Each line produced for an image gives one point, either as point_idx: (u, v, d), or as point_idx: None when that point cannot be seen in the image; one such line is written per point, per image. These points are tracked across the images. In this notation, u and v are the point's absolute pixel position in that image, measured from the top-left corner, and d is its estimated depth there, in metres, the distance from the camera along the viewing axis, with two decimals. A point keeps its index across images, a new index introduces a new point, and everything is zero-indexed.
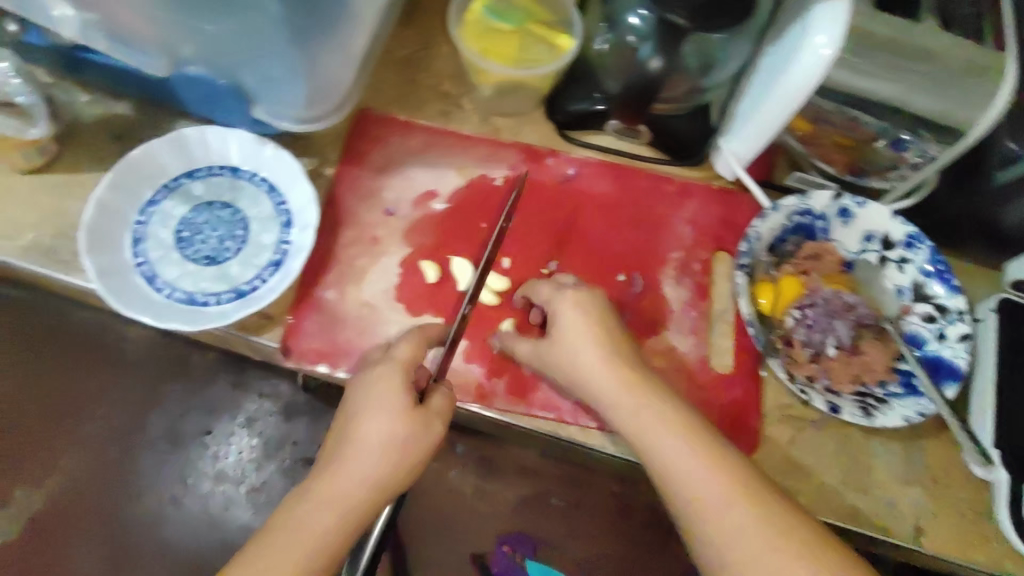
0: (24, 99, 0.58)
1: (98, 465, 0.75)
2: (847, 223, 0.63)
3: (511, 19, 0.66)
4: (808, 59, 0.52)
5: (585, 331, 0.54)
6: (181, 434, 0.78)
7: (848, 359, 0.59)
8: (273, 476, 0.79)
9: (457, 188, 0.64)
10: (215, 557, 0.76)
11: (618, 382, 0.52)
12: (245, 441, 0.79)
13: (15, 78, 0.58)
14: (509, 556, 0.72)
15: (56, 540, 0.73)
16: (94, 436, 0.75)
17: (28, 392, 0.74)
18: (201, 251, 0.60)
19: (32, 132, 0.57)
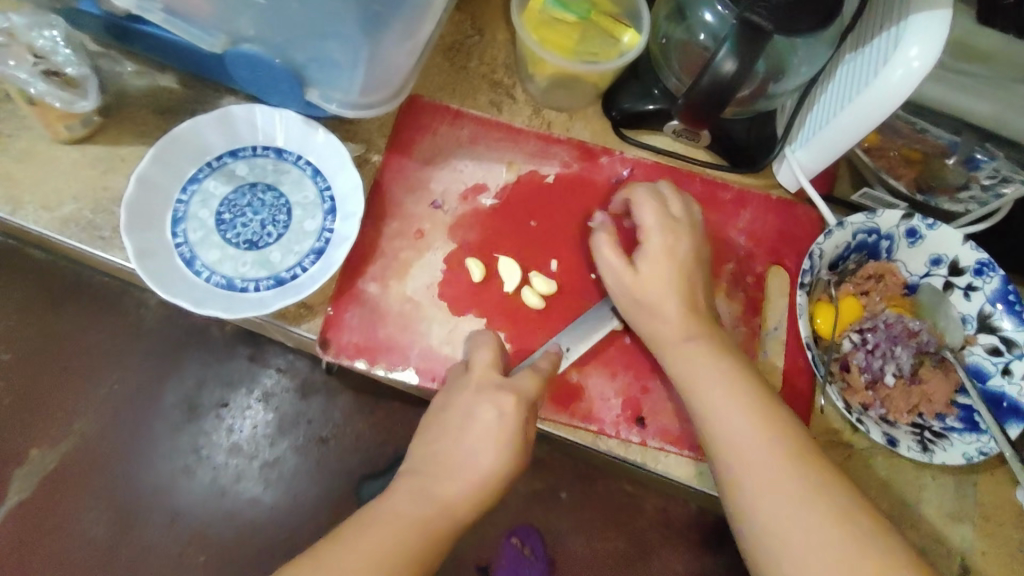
0: (74, 70, 0.55)
1: (110, 425, 0.89)
2: (914, 244, 0.60)
3: (573, 8, 0.62)
4: (899, 72, 0.49)
5: (674, 299, 0.54)
6: (198, 405, 0.91)
7: (907, 388, 0.57)
8: (285, 453, 0.91)
9: (506, 183, 0.62)
10: (221, 521, 0.89)
11: (722, 375, 0.51)
12: (260, 416, 0.91)
13: (65, 48, 0.55)
14: (518, 547, 0.86)
15: (77, 488, 0.88)
16: (111, 398, 0.90)
17: (59, 359, 0.89)
18: (242, 234, 0.58)
19: (79, 104, 0.55)
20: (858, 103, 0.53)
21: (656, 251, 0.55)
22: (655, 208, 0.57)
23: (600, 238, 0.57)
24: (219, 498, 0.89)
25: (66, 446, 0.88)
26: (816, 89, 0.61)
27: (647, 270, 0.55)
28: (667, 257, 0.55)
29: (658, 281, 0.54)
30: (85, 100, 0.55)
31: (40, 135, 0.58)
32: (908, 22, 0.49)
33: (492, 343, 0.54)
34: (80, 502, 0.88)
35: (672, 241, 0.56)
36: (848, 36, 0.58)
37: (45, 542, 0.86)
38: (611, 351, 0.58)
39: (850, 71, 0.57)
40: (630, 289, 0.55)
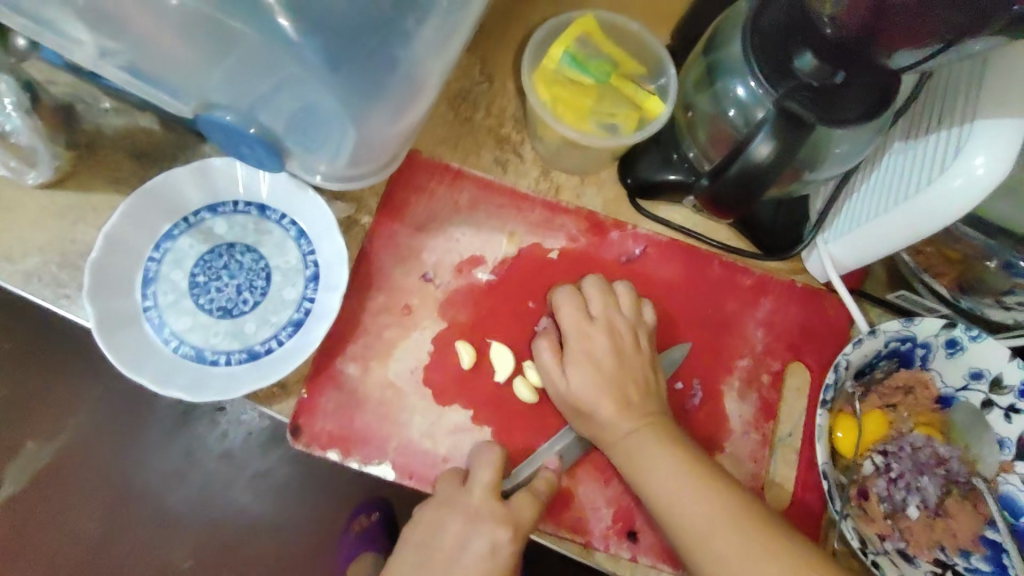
0: (24, 138, 0.52)
1: (102, 427, 0.92)
2: (953, 355, 0.53)
3: (591, 70, 0.56)
4: (959, 182, 0.43)
5: (612, 396, 0.50)
6: (196, 409, 0.94)
7: (930, 521, 0.52)
8: (278, 463, 0.96)
9: (506, 257, 0.57)
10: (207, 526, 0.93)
11: (673, 459, 0.48)
12: (256, 422, 0.96)
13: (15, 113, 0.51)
14: None
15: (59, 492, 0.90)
16: (107, 402, 0.93)
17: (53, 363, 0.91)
18: (216, 300, 0.54)
19: (30, 175, 0.53)
20: (910, 208, 0.47)
21: (573, 355, 0.51)
22: (573, 310, 0.53)
23: (542, 343, 0.52)
24: (206, 505, 0.93)
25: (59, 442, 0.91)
26: (858, 175, 0.55)
27: (574, 378, 0.51)
28: (589, 360, 0.51)
29: (587, 385, 0.50)
30: (36, 172, 0.53)
31: (7, 177, 0.54)
32: (974, 125, 0.43)
33: (490, 459, 0.50)
34: (61, 506, 0.90)
35: (599, 344, 0.52)
36: (899, 122, 0.52)
37: (36, 535, 0.89)
38: (600, 462, 0.52)
39: (900, 164, 0.51)
40: (564, 394, 0.51)
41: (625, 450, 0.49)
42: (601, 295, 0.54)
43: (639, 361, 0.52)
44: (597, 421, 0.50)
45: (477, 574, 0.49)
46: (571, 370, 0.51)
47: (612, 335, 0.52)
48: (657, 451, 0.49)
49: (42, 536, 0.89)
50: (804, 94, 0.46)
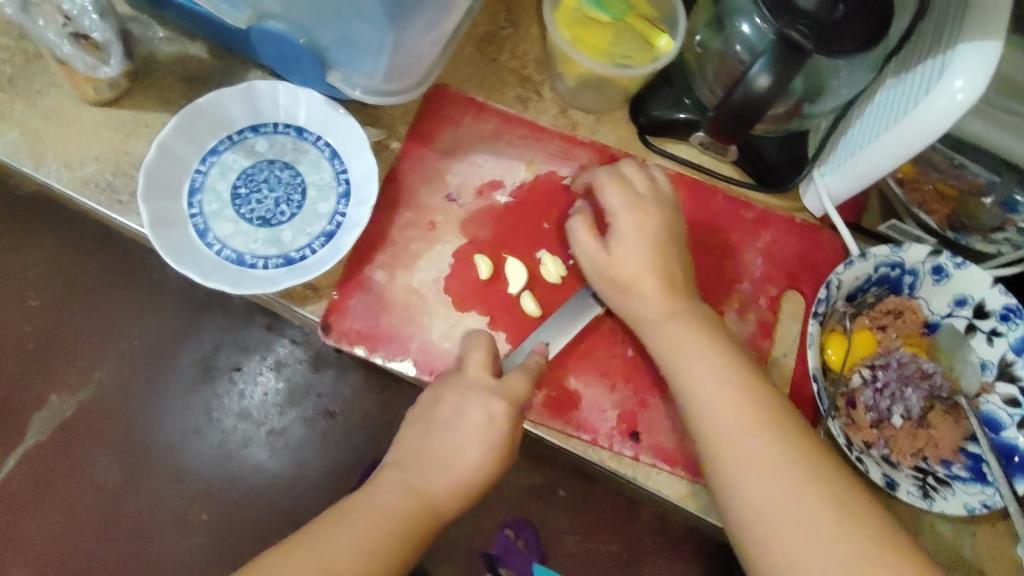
0: (101, 36, 0.56)
1: (122, 372, 0.97)
2: (939, 282, 0.57)
3: (608, 8, 0.61)
4: (941, 102, 0.47)
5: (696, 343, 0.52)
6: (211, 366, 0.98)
7: (913, 430, 0.55)
8: (293, 422, 0.98)
9: (524, 183, 0.61)
10: (228, 484, 0.97)
11: (686, 329, 0.53)
12: (271, 385, 0.98)
13: (93, 13, 0.55)
14: (510, 538, 0.87)
15: (78, 439, 0.95)
16: (126, 345, 0.98)
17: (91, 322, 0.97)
18: (256, 211, 0.58)
19: (102, 71, 0.56)
20: (894, 133, 0.51)
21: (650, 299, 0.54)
22: (618, 192, 0.56)
23: (577, 222, 0.57)
24: (226, 459, 0.97)
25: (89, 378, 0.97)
26: (853, 113, 0.59)
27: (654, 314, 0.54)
28: (640, 236, 0.55)
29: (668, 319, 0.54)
30: (108, 67, 0.56)
31: (67, 94, 0.59)
32: (957, 50, 0.47)
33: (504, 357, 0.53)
34: (82, 459, 0.95)
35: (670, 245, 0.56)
36: (891, 61, 0.56)
37: (62, 481, 0.95)
38: (606, 368, 0.57)
39: (891, 97, 0.54)
40: (611, 268, 0.55)
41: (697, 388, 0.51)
42: (642, 179, 0.58)
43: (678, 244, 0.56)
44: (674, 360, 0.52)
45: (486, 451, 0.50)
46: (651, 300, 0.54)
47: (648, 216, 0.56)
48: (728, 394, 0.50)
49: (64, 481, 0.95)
50: (801, 23, 0.50)
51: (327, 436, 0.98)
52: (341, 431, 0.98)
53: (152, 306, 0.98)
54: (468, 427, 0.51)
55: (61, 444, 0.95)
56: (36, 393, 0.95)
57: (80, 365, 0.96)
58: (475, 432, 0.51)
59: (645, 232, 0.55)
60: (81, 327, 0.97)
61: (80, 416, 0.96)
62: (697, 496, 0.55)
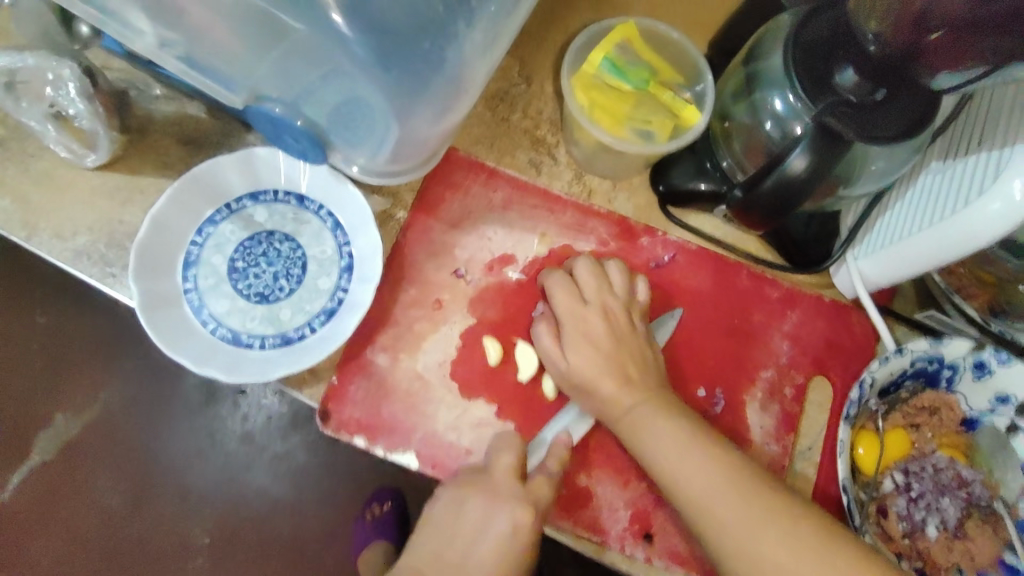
0: (87, 124, 0.53)
1: (122, 404, 0.96)
2: (981, 378, 0.53)
3: (630, 76, 0.57)
4: (996, 205, 0.43)
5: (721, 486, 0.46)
6: (214, 396, 0.98)
7: (949, 543, 0.52)
8: (296, 447, 0.98)
9: (537, 257, 0.58)
10: (228, 518, 0.96)
11: None
12: (275, 407, 0.98)
13: (79, 103, 0.52)
14: None
15: (77, 471, 0.94)
16: (128, 373, 0.97)
17: (92, 352, 0.96)
18: (254, 286, 0.55)
19: (88, 158, 0.55)
20: (938, 231, 0.47)
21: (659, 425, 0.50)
22: (569, 297, 0.54)
23: (541, 328, 0.54)
24: (229, 484, 0.96)
25: (88, 413, 0.95)
26: (892, 193, 0.55)
27: (669, 451, 0.48)
28: None
29: (685, 457, 0.48)
30: (94, 155, 0.55)
31: (60, 158, 0.57)
32: (1015, 150, 0.43)
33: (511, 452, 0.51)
34: (80, 490, 0.94)
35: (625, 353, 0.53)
36: (937, 140, 0.52)
37: (60, 510, 0.93)
38: (619, 463, 0.54)
39: (937, 184, 0.50)
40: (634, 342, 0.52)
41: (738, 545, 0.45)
42: (595, 280, 0.55)
43: (633, 349, 0.53)
44: (704, 506, 0.46)
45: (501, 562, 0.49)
46: (654, 426, 0.50)
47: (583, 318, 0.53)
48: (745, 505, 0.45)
49: (62, 511, 0.93)
50: (841, 110, 0.46)
51: (332, 470, 0.98)
52: (344, 460, 0.99)
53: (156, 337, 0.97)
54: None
55: (60, 481, 0.94)
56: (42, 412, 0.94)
57: (80, 394, 0.95)
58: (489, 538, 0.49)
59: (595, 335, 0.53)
60: (82, 359, 0.96)
61: (81, 442, 0.94)
62: None
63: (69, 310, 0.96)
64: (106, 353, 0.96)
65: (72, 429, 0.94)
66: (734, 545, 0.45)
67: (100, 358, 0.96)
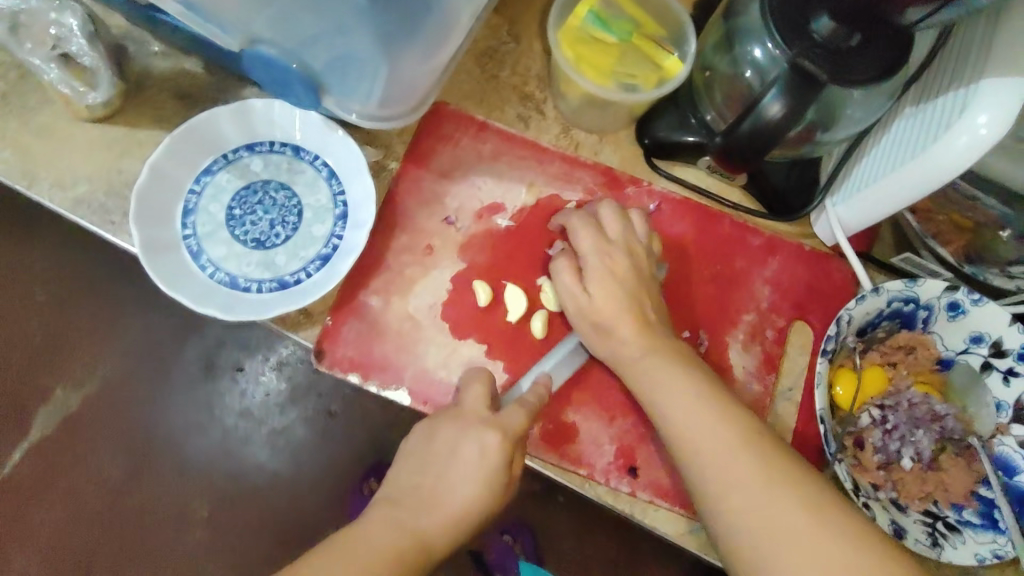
0: (90, 61, 0.55)
1: (122, 372, 0.98)
2: (955, 318, 0.54)
3: (614, 29, 0.59)
4: (962, 139, 0.45)
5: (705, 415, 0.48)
6: (212, 365, 0.99)
7: (923, 474, 0.53)
8: (294, 421, 1.00)
9: (526, 206, 0.59)
10: (227, 483, 0.98)
11: None
12: (273, 384, 1.00)
13: (81, 38, 0.54)
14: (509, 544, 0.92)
15: (78, 438, 0.96)
16: (127, 342, 0.98)
17: (91, 322, 0.97)
18: (250, 233, 0.57)
19: (89, 96, 0.55)
20: (909, 168, 0.49)
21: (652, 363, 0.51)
22: (594, 236, 0.55)
23: (559, 264, 0.55)
24: (223, 458, 0.98)
25: (89, 381, 0.97)
26: (868, 140, 0.57)
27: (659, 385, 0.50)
28: None
29: (673, 391, 0.50)
30: (96, 94, 0.55)
31: (60, 111, 0.58)
32: (981, 85, 0.44)
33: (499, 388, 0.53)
34: (81, 457, 0.96)
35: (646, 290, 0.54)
36: (911, 87, 0.54)
37: (62, 477, 0.95)
38: (605, 399, 0.55)
39: (909, 127, 0.52)
40: (619, 281, 0.54)
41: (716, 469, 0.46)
42: (602, 215, 0.56)
43: None
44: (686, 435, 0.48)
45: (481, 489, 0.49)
46: (653, 362, 0.51)
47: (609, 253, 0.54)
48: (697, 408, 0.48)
49: (63, 476, 0.95)
50: (816, 52, 0.47)
51: (328, 436, 1.00)
52: (340, 427, 1.00)
53: (154, 308, 0.99)
54: (463, 462, 0.49)
55: (61, 447, 0.96)
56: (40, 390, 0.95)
57: (81, 363, 0.97)
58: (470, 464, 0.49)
59: (609, 270, 0.54)
60: (81, 328, 0.97)
61: (83, 410, 0.96)
62: (696, 536, 0.54)
63: (69, 280, 0.97)
64: (106, 323, 0.98)
65: (72, 396, 0.96)
66: (696, 454, 0.47)
67: (100, 328, 0.98)
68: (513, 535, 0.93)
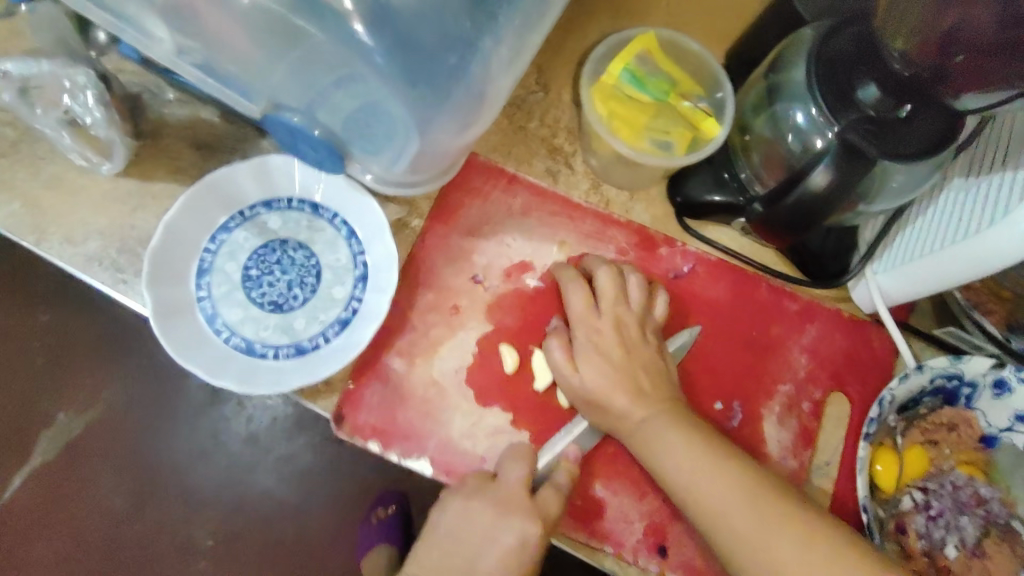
0: (103, 133, 0.53)
1: (126, 404, 0.95)
2: (1000, 396, 0.52)
3: (651, 88, 0.56)
4: (1020, 225, 0.42)
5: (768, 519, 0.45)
6: (219, 400, 0.97)
7: (968, 561, 0.51)
8: (301, 449, 0.98)
9: (557, 265, 0.57)
10: (231, 520, 0.96)
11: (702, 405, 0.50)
12: (279, 408, 0.97)
13: (96, 111, 0.52)
14: None
15: (80, 472, 0.94)
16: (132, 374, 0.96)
17: (96, 353, 0.95)
18: (267, 294, 0.55)
19: (104, 167, 0.55)
20: (962, 249, 0.46)
21: (695, 465, 0.47)
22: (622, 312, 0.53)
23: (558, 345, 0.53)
24: (236, 483, 0.96)
25: (92, 413, 0.94)
26: (912, 208, 0.55)
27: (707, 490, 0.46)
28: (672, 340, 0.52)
29: (663, 443, 0.49)
30: (110, 164, 0.55)
31: (72, 163, 0.56)
32: None
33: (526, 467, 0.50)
34: (83, 491, 0.93)
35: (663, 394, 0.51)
36: (960, 156, 0.51)
37: (62, 511, 0.93)
38: (635, 475, 0.53)
39: (959, 201, 0.50)
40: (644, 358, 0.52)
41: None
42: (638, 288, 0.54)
43: (651, 365, 0.52)
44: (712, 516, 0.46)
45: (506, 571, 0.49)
46: (664, 434, 0.49)
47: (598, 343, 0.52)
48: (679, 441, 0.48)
49: (65, 511, 0.93)
50: (865, 126, 0.45)
51: (336, 461, 0.98)
52: (348, 462, 0.98)
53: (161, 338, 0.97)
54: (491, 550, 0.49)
55: (64, 481, 0.93)
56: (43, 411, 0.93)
57: (84, 393, 0.94)
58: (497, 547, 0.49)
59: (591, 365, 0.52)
60: (85, 359, 0.95)
61: (84, 442, 0.94)
62: None
63: (74, 310, 0.95)
64: (111, 354, 0.96)
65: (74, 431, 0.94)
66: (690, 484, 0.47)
67: (104, 358, 0.95)
68: None
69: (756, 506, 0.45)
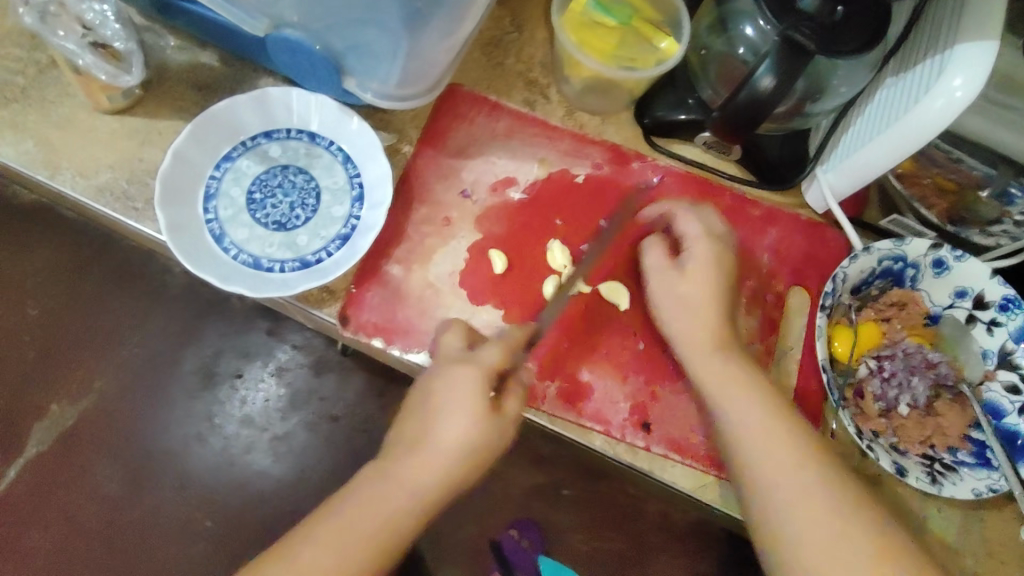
0: (122, 45, 0.57)
1: (124, 376, 0.97)
2: (941, 275, 0.58)
3: (614, 13, 0.62)
4: (939, 103, 0.49)
5: (803, 460, 0.49)
6: (215, 369, 0.99)
7: (921, 419, 0.57)
8: (294, 429, 0.99)
9: (537, 180, 0.62)
10: (228, 485, 0.97)
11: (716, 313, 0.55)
12: (273, 390, 0.99)
13: (115, 22, 0.57)
14: (515, 538, 0.94)
15: (80, 442, 0.95)
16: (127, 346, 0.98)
17: (92, 326, 0.97)
18: (271, 215, 0.59)
19: (123, 79, 0.56)
20: (893, 133, 0.52)
21: (760, 415, 0.51)
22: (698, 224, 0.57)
23: None
24: (226, 467, 0.97)
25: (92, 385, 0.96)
26: (852, 111, 0.61)
27: (783, 486, 0.48)
28: (714, 264, 0.56)
29: (689, 314, 0.55)
30: (129, 76, 0.57)
31: (80, 103, 0.60)
32: (954, 51, 0.48)
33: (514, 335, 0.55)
34: (84, 461, 0.95)
35: (716, 304, 0.55)
36: (890, 60, 0.58)
37: (64, 483, 0.94)
38: (620, 361, 0.58)
39: (891, 96, 0.56)
40: (674, 289, 0.56)
41: (826, 554, 0.46)
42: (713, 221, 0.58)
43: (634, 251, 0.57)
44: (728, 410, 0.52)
45: (468, 433, 0.50)
46: (689, 313, 0.55)
47: (691, 312, 0.55)
48: (705, 321, 0.55)
49: (68, 482, 0.94)
50: (805, 26, 0.50)
51: (330, 439, 0.99)
52: (344, 434, 0.99)
53: (155, 310, 0.99)
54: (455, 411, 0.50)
55: (63, 452, 0.95)
56: (36, 400, 0.95)
57: (83, 366, 0.96)
58: (453, 415, 0.50)
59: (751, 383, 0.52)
60: (81, 333, 0.97)
61: (85, 413, 0.96)
62: (711, 487, 0.56)
63: (68, 285, 0.97)
64: (106, 327, 0.97)
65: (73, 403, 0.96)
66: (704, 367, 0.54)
67: (99, 331, 0.97)
68: (520, 531, 0.94)
69: (800, 445, 0.50)
